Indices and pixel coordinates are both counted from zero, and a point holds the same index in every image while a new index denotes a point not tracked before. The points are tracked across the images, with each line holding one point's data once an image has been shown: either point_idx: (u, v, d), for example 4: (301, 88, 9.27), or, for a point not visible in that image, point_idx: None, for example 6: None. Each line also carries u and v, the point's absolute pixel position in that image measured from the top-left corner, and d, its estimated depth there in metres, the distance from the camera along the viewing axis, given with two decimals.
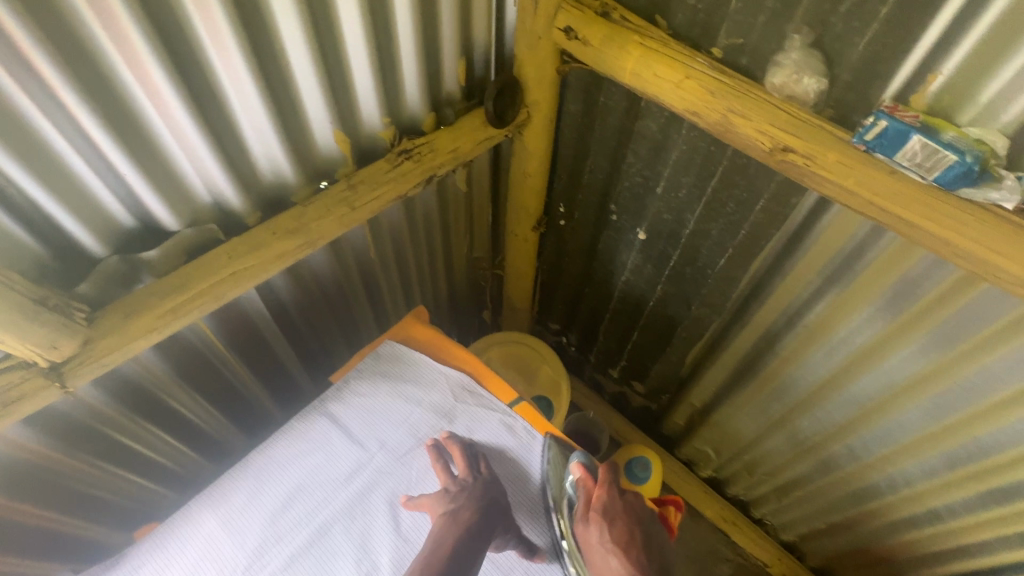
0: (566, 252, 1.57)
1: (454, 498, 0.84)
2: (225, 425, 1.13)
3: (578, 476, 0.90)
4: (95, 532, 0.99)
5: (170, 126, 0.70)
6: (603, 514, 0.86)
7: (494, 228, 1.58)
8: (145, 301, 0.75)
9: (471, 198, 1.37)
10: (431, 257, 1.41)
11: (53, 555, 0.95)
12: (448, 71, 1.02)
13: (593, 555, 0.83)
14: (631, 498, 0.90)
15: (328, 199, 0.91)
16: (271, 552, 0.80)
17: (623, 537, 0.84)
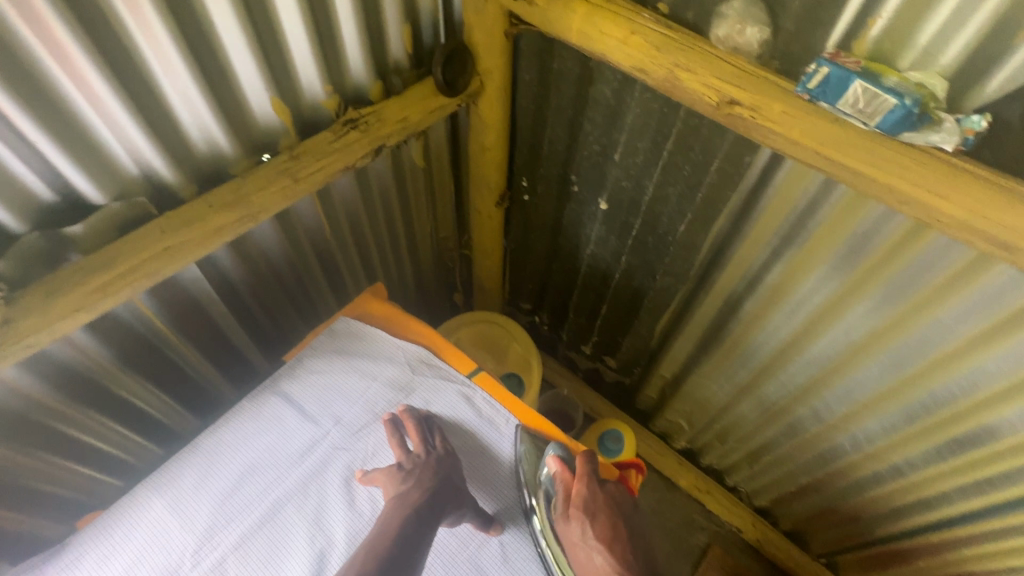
0: (532, 228, 1.56)
1: (407, 475, 0.82)
2: (176, 411, 1.10)
3: (554, 469, 0.86)
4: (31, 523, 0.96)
5: (84, 91, 0.66)
6: (584, 509, 0.83)
7: (458, 206, 1.55)
8: (70, 279, 0.71)
9: (429, 173, 1.34)
10: (392, 235, 1.38)
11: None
12: (393, 37, 0.99)
13: (577, 553, 0.81)
14: (609, 486, 0.89)
15: (269, 171, 0.87)
16: (222, 533, 0.78)
17: (605, 529, 0.83)
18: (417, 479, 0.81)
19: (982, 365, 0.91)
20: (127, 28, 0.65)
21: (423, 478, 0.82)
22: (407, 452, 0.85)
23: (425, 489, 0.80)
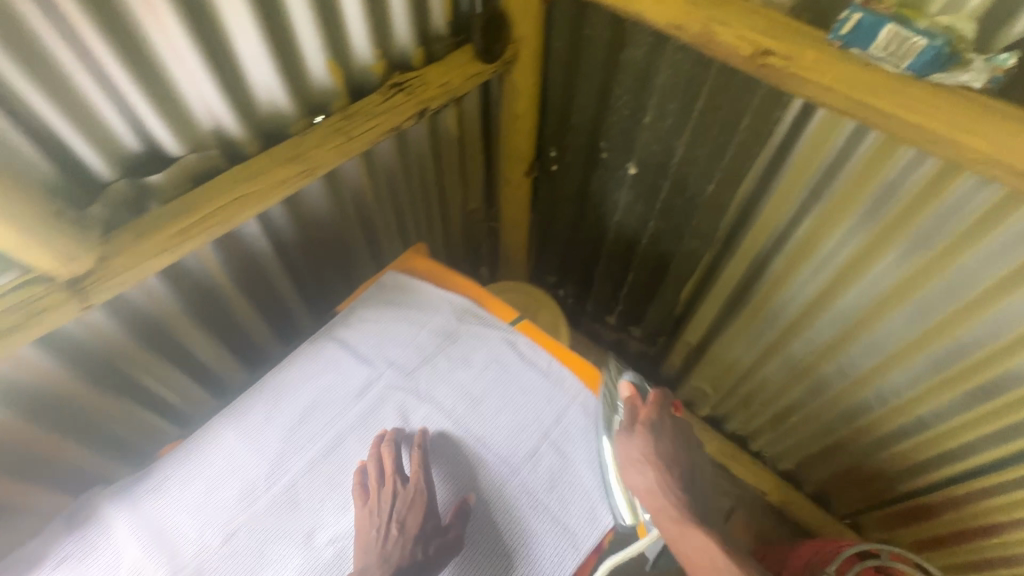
0: (559, 199, 1.60)
1: (378, 517, 0.77)
2: (230, 364, 1.17)
3: (628, 395, 0.89)
4: (97, 464, 1.03)
5: (170, 47, 0.71)
6: (648, 429, 0.85)
7: (487, 178, 1.60)
8: (156, 224, 0.78)
9: (462, 142, 1.39)
10: (426, 203, 1.44)
11: (64, 482, 1.00)
12: (435, 5, 1.04)
13: (630, 464, 0.83)
14: (675, 422, 0.90)
15: (325, 129, 0.93)
16: (291, 460, 0.84)
17: (664, 454, 0.84)
18: (383, 533, 0.76)
19: (1010, 307, 0.94)
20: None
21: (389, 533, 0.76)
22: (378, 494, 0.79)
23: (388, 547, 0.75)
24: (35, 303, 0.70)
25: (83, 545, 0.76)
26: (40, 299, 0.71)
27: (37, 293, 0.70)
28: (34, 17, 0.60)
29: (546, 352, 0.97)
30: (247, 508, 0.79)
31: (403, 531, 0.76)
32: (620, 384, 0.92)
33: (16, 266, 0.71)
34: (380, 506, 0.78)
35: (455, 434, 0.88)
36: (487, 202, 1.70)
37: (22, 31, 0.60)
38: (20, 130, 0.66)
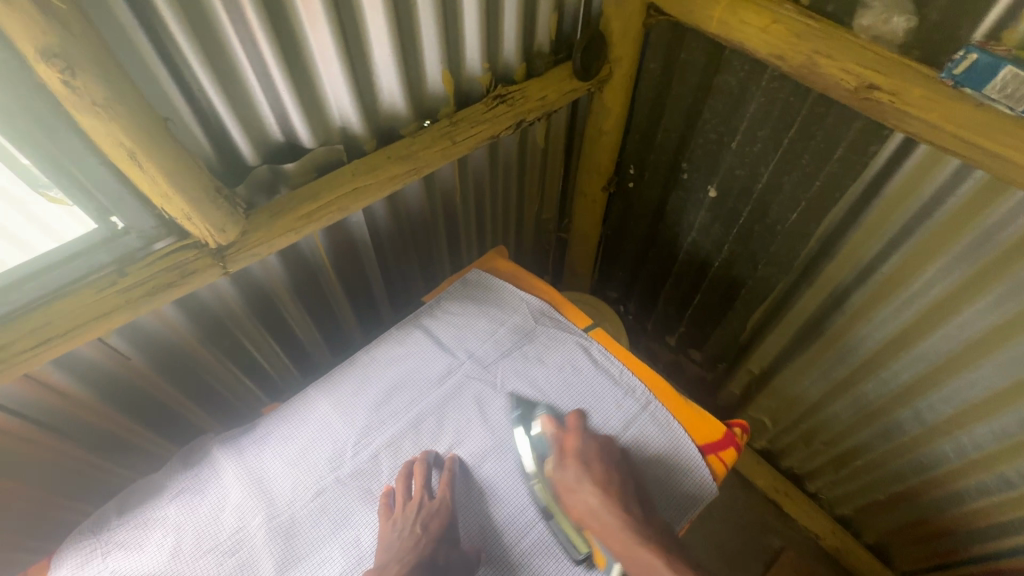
0: (631, 216, 1.64)
1: (400, 524, 0.81)
2: (318, 341, 1.27)
3: (547, 429, 0.91)
4: (202, 419, 1.14)
5: (321, 52, 0.81)
6: (579, 460, 0.86)
7: (563, 190, 1.66)
8: (287, 206, 0.88)
9: (547, 153, 1.46)
10: (506, 209, 1.51)
11: (172, 432, 1.11)
12: (543, 24, 1.11)
13: (572, 495, 0.84)
14: (602, 439, 0.89)
15: (433, 133, 1.02)
16: (376, 432, 0.91)
17: (603, 477, 0.84)
18: (409, 534, 0.79)
19: None
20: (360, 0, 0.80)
21: (413, 535, 0.79)
22: (404, 505, 0.83)
23: (410, 548, 0.78)
24: (186, 266, 0.79)
25: (194, 485, 0.86)
26: (191, 262, 0.79)
27: (190, 256, 0.79)
28: (225, 21, 0.71)
29: (617, 360, 1.01)
30: (336, 472, 0.87)
31: (425, 535, 0.80)
32: (537, 417, 0.93)
33: (175, 232, 0.80)
34: (401, 514, 0.82)
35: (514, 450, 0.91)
36: (561, 213, 1.76)
37: (213, 33, 0.71)
38: (195, 115, 0.77)
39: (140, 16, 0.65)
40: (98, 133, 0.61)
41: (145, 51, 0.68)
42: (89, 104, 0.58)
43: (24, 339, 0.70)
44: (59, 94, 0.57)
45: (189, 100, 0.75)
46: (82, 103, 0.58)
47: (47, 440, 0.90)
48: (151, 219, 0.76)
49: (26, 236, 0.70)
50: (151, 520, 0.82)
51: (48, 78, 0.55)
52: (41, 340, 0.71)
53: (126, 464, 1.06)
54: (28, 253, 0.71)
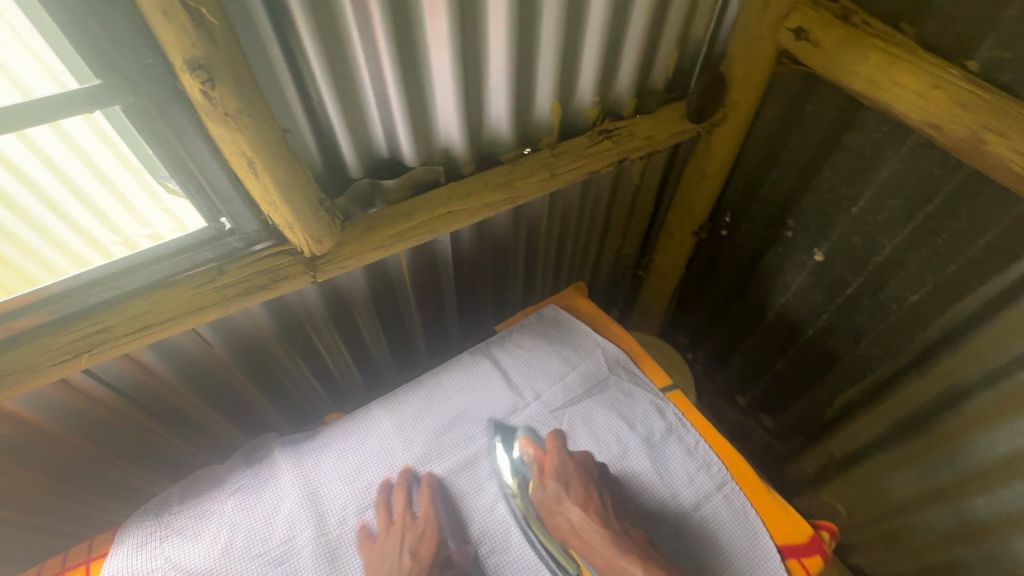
0: (719, 265, 1.54)
1: (387, 547, 0.79)
2: (384, 348, 1.27)
3: (525, 449, 0.88)
4: (265, 409, 1.17)
5: (440, 76, 0.80)
6: (557, 479, 0.83)
7: (649, 228, 1.59)
8: (381, 222, 0.87)
9: (640, 191, 1.39)
10: (587, 241, 1.46)
11: (237, 418, 1.14)
12: (661, 62, 1.06)
13: (554, 514, 0.81)
14: (580, 454, 0.86)
15: (533, 163, 0.99)
16: (433, 463, 0.89)
17: (583, 495, 0.81)
18: (398, 562, 0.77)
19: None
20: (485, 27, 0.78)
21: (402, 562, 0.77)
22: (389, 529, 0.81)
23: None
24: (279, 272, 0.80)
25: (253, 483, 0.87)
26: (284, 267, 0.81)
27: (284, 262, 0.81)
28: (355, 41, 0.71)
29: (694, 428, 0.93)
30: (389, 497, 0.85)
31: (416, 560, 0.77)
32: (516, 437, 0.91)
33: (275, 236, 0.81)
34: (389, 537, 0.80)
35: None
36: (642, 251, 1.68)
37: (343, 51, 0.72)
38: (312, 127, 0.78)
39: (280, 31, 0.66)
40: (223, 140, 0.63)
41: (278, 63, 0.69)
42: (221, 114, 0.59)
43: (126, 323, 0.73)
44: (196, 102, 0.58)
45: (309, 112, 0.76)
46: (215, 112, 0.59)
47: (129, 412, 0.95)
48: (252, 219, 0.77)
49: (137, 214, 0.72)
50: (209, 513, 0.83)
51: (190, 86, 0.56)
52: (141, 326, 0.74)
53: (192, 443, 1.10)
54: (136, 229, 0.73)
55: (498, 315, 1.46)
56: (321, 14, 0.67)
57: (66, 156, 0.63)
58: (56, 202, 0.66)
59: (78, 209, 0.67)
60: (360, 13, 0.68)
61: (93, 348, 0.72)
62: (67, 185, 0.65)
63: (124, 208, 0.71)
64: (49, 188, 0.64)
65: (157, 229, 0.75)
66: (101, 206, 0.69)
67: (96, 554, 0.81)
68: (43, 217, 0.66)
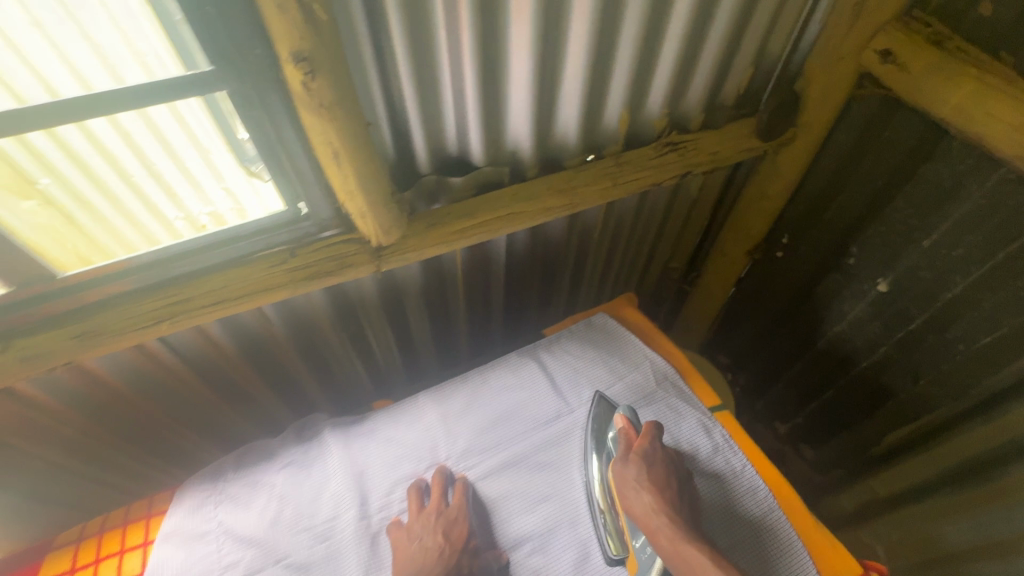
0: (769, 287, 1.49)
1: (421, 530, 0.78)
2: (428, 338, 1.30)
3: (620, 426, 0.87)
4: (311, 387, 1.21)
5: (517, 80, 0.82)
6: (644, 458, 0.81)
7: (700, 243, 1.56)
8: (445, 218, 0.89)
9: (696, 205, 1.37)
10: (637, 250, 1.45)
11: (284, 392, 1.19)
12: (735, 77, 1.04)
13: (627, 490, 0.78)
14: (672, 449, 0.84)
15: (597, 171, 0.99)
16: (475, 458, 0.90)
17: (665, 479, 0.78)
18: (431, 543, 0.76)
19: None
20: (567, 35, 0.79)
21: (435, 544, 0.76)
22: (420, 514, 0.81)
23: (434, 558, 0.74)
24: (344, 259, 0.83)
25: (303, 459, 0.90)
26: (350, 255, 0.83)
27: (351, 250, 0.83)
28: (442, 41, 0.73)
29: (741, 452, 0.91)
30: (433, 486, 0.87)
31: (449, 544, 0.76)
32: (615, 415, 0.90)
33: (344, 224, 0.84)
34: (419, 523, 0.79)
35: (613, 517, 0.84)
36: (690, 266, 1.65)
37: (430, 50, 0.74)
38: (390, 122, 0.80)
39: (373, 29, 0.69)
40: (314, 131, 0.65)
41: (368, 59, 0.72)
42: (316, 104, 0.61)
43: (203, 296, 0.77)
44: (295, 92, 0.61)
45: (389, 107, 0.79)
46: (311, 103, 0.61)
47: (190, 379, 1.00)
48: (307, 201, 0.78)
49: (200, 193, 0.74)
50: (261, 483, 0.87)
51: (293, 77, 0.59)
52: (217, 300, 0.77)
53: (242, 412, 1.16)
54: (198, 206, 0.76)
55: (541, 316, 1.47)
56: (414, 14, 0.69)
57: (143, 131, 0.65)
58: (128, 174, 0.68)
59: (148, 183, 0.70)
60: (450, 15, 0.70)
61: (171, 316, 0.75)
62: (140, 159, 0.67)
63: (189, 185, 0.73)
64: (124, 161, 0.66)
65: (217, 209, 0.77)
66: (169, 182, 0.71)
67: (156, 510, 0.85)
68: (117, 190, 0.68)
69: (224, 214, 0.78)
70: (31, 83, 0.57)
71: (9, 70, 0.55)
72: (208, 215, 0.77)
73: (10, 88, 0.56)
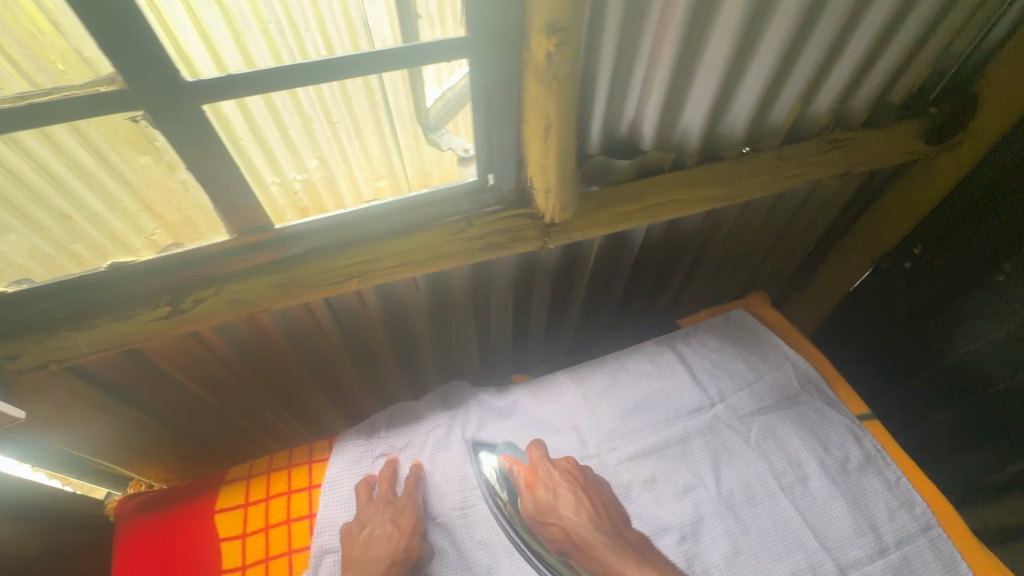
0: (887, 300, 1.35)
1: (391, 512, 0.80)
2: (542, 322, 1.30)
3: (506, 463, 0.86)
4: (428, 360, 1.24)
5: (708, 68, 0.80)
6: (546, 489, 0.81)
7: (814, 250, 1.46)
8: (613, 199, 0.90)
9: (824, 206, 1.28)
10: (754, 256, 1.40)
11: (405, 362, 1.22)
12: (910, 77, 0.99)
13: (548, 521, 0.79)
14: (563, 462, 0.85)
15: (759, 164, 0.98)
16: (619, 441, 0.91)
17: (576, 501, 0.79)
18: (397, 529, 0.78)
19: None
20: (770, 24, 0.76)
21: (391, 529, 0.77)
22: (385, 501, 0.82)
23: (385, 545, 0.75)
24: (516, 232, 0.84)
25: (451, 423, 0.93)
26: (522, 230, 0.84)
27: (522, 225, 0.84)
28: (651, 23, 0.72)
29: (895, 464, 0.89)
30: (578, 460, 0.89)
31: (399, 534, 0.77)
32: (496, 454, 0.88)
33: (518, 197, 0.85)
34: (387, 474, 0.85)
35: (762, 513, 0.83)
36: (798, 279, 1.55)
37: (636, 31, 0.73)
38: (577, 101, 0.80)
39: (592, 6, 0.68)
40: (534, 103, 0.66)
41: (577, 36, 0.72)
42: (551, 75, 0.62)
43: (389, 258, 0.79)
44: (533, 63, 0.62)
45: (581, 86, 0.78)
46: (546, 74, 0.62)
47: (334, 339, 1.04)
48: (378, 151, 0.72)
49: (297, 160, 0.68)
50: (413, 441, 0.92)
51: (538, 47, 0.60)
52: (400, 263, 0.80)
53: (365, 378, 1.19)
54: (293, 173, 0.69)
55: (647, 310, 1.45)
56: None
57: (275, 97, 0.61)
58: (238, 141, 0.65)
59: (252, 150, 0.66)
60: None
61: (362, 274, 0.79)
62: (250, 127, 0.64)
63: (288, 153, 0.66)
64: (237, 128, 0.64)
65: (310, 175, 0.71)
66: (270, 146, 0.66)
67: (316, 458, 0.90)
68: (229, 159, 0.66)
69: (317, 182, 0.72)
70: (231, 47, 0.56)
71: (214, 31, 0.54)
72: (301, 182, 0.71)
73: (216, 56, 0.56)
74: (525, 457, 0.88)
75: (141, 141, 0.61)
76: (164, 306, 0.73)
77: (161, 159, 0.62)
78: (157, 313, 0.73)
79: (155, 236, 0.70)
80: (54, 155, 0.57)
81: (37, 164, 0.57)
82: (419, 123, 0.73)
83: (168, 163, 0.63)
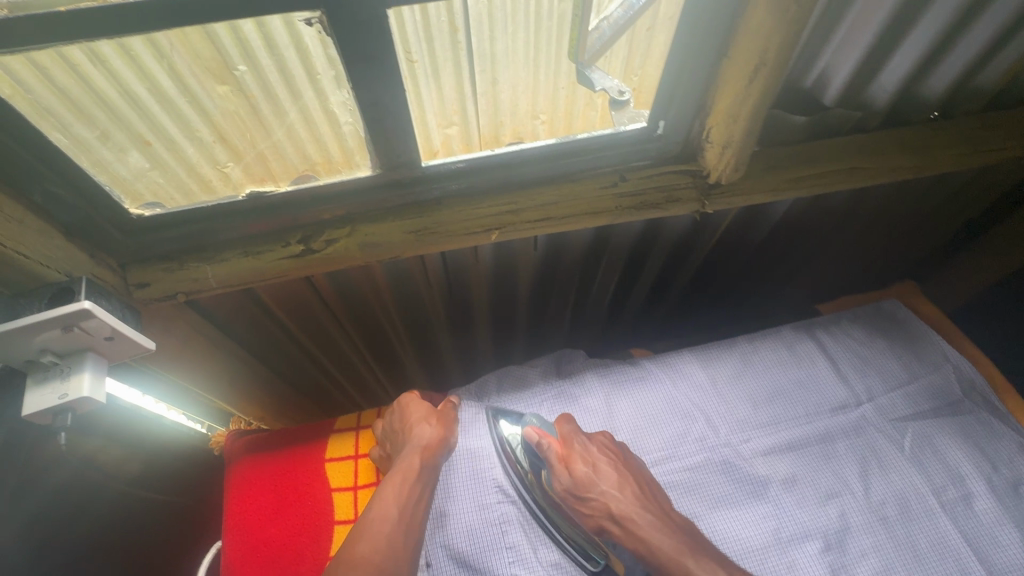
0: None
1: (400, 461, 0.75)
2: (644, 305, 1.19)
3: (533, 436, 0.76)
4: (519, 333, 1.15)
5: (937, 16, 0.65)
6: (585, 462, 0.72)
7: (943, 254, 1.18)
8: (781, 162, 0.79)
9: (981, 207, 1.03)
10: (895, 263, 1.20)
11: (496, 334, 1.14)
12: None
13: (585, 500, 0.71)
14: (600, 435, 0.78)
15: (955, 133, 0.83)
16: (752, 432, 0.83)
17: (620, 478, 0.71)
18: (405, 477, 0.72)
19: None
20: None
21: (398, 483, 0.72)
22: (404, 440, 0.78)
23: (394, 498, 0.70)
24: (672, 192, 0.74)
25: (567, 394, 0.89)
26: (679, 189, 0.74)
27: (681, 183, 0.74)
28: None
29: None
30: (711, 448, 0.81)
31: (403, 483, 0.72)
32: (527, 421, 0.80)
33: (678, 153, 0.74)
34: (417, 403, 0.80)
35: (918, 529, 0.74)
36: (919, 274, 1.24)
37: None
38: None
39: None
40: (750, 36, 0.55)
41: None
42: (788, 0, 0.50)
43: (533, 210, 0.72)
44: None
45: None
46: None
47: (435, 301, 0.97)
48: (453, 94, 0.61)
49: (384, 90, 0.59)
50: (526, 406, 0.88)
51: None
52: (543, 217, 0.72)
53: (454, 345, 1.12)
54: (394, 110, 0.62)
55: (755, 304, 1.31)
56: None
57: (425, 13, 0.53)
58: None
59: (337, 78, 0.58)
60: None
61: (504, 226, 0.72)
62: None
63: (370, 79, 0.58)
64: None
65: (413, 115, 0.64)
66: None
67: None
68: None
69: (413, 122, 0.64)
70: None
71: None
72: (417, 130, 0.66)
73: None
74: (552, 432, 0.79)
75: (219, 66, 0.51)
76: (296, 244, 0.69)
77: (239, 90, 0.53)
78: (290, 250, 0.69)
79: (230, 169, 0.62)
80: (138, 77, 0.49)
81: (151, 85, 0.51)
82: (570, 58, 0.60)
83: (246, 94, 0.54)
